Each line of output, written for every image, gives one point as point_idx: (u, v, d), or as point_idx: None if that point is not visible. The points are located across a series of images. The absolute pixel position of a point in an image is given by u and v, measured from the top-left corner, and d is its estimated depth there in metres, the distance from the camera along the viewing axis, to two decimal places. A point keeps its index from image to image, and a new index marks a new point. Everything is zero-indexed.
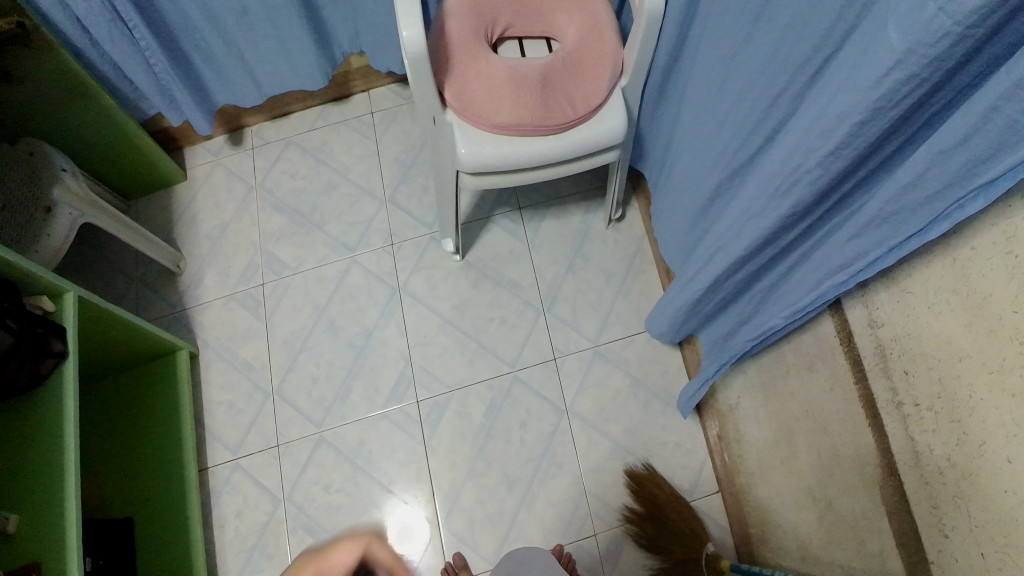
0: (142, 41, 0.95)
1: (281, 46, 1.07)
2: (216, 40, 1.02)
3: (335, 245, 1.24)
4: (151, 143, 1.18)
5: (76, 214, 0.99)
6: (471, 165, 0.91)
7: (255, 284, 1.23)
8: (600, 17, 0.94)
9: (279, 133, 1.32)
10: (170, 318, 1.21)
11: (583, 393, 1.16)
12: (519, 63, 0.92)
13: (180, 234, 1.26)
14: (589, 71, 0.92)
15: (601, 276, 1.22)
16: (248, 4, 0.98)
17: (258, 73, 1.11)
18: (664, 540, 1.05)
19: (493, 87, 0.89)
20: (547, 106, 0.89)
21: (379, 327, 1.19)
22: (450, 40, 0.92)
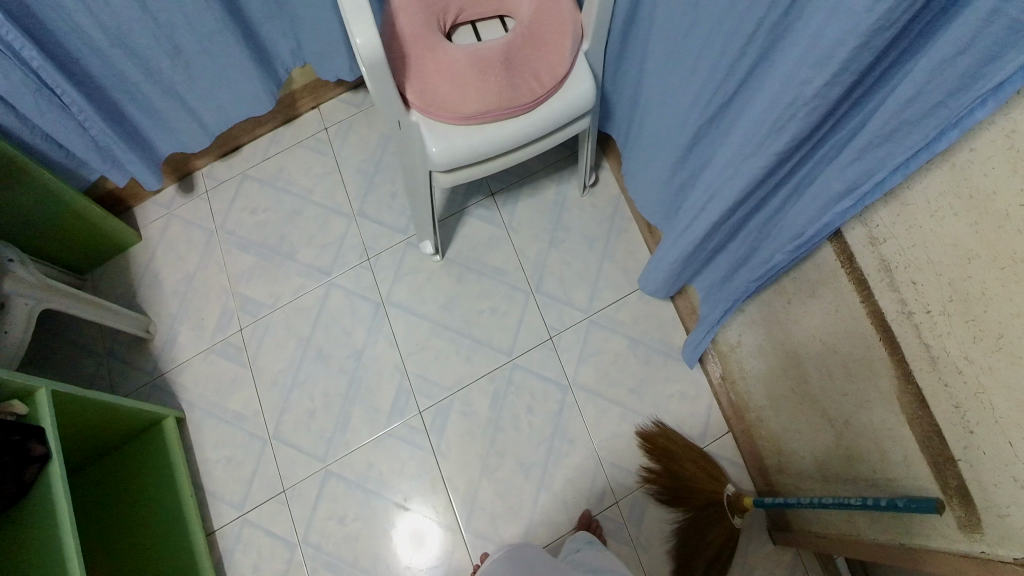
0: (73, 105, 0.88)
1: (223, 78, 1.00)
2: (151, 88, 0.94)
3: (308, 272, 1.21)
4: (101, 212, 1.11)
5: (31, 300, 0.94)
6: (443, 163, 0.89)
7: (232, 331, 1.18)
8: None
9: (231, 169, 1.27)
10: (150, 386, 1.15)
11: (584, 363, 1.15)
12: (478, 48, 0.90)
13: (144, 297, 1.20)
14: (551, 43, 0.90)
15: (584, 244, 1.21)
16: (182, 43, 0.91)
17: (200, 112, 1.03)
18: (684, 491, 1.07)
19: (455, 79, 0.87)
20: (515, 87, 0.88)
21: (368, 345, 1.16)
22: (403, 37, 0.89)
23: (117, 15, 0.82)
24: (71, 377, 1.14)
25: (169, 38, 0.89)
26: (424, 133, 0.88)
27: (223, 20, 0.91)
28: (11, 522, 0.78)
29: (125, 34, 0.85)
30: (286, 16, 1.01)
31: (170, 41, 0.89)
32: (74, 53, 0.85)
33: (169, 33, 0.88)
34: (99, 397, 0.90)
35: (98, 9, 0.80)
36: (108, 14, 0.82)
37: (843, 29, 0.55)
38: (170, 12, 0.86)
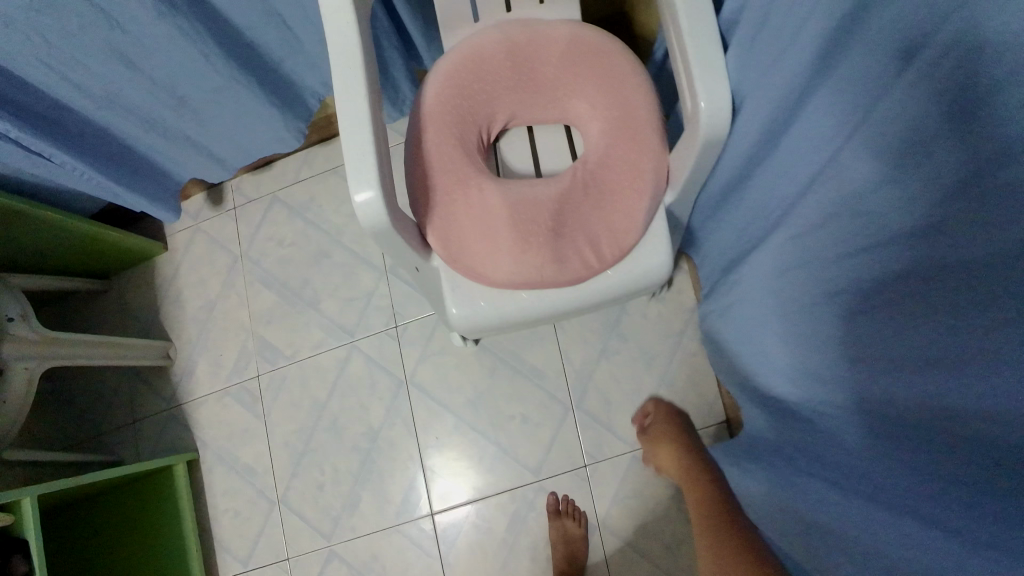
0: (66, 164, 0.87)
1: (214, 98, 0.91)
2: (136, 126, 0.91)
3: (331, 327, 1.14)
4: (114, 232, 1.13)
5: (29, 364, 0.98)
6: (466, 327, 0.75)
7: (249, 375, 1.18)
8: (640, 113, 0.70)
9: (260, 188, 1.21)
10: (166, 414, 1.21)
11: (617, 504, 0.99)
12: (524, 191, 0.71)
13: (167, 318, 1.24)
14: (622, 197, 0.69)
15: (639, 360, 1.02)
16: (185, 95, 0.89)
17: (194, 134, 0.98)
18: None
19: (486, 232, 0.70)
20: (561, 256, 0.69)
21: (385, 427, 1.09)
22: (433, 161, 0.72)
23: (104, 79, 0.81)
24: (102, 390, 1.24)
25: (170, 92, 0.88)
26: (443, 290, 0.74)
27: (228, 74, 0.87)
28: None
29: (118, 95, 0.85)
30: (309, 55, 0.93)
31: (171, 94, 0.88)
32: (60, 107, 0.83)
33: (170, 88, 0.87)
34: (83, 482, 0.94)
35: (74, 76, 0.79)
36: (71, 70, 0.78)
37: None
38: (177, 77, 0.85)
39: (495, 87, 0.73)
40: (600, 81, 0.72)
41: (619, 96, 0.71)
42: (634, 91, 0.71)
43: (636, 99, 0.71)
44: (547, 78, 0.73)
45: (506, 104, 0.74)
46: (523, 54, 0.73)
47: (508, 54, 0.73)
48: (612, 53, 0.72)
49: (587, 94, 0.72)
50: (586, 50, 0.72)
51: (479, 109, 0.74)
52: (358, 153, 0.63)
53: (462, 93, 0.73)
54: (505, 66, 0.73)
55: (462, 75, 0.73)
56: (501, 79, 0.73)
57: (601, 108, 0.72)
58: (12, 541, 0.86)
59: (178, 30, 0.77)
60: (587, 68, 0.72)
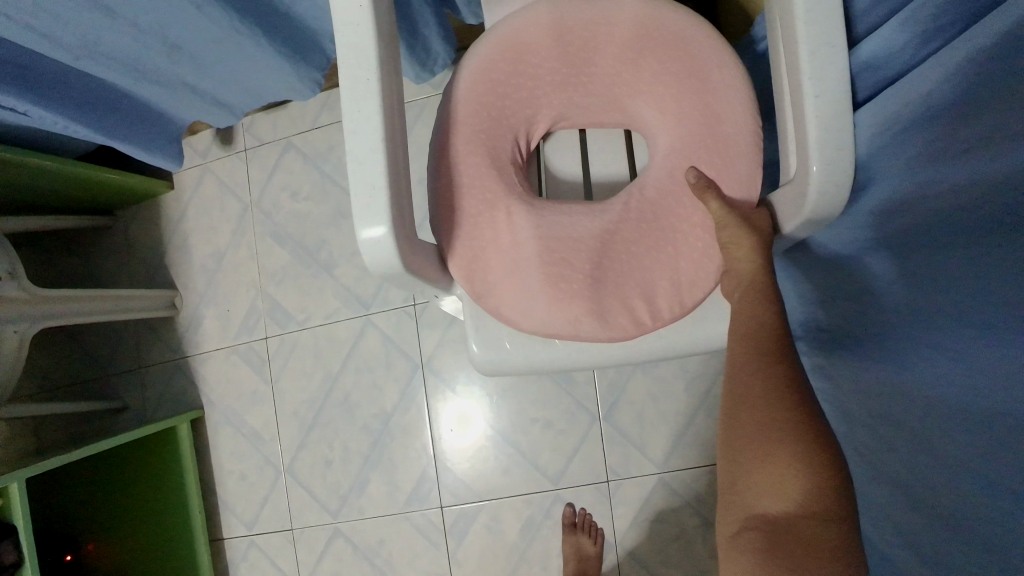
0: (43, 117, 0.75)
1: (215, 46, 0.75)
2: (128, 77, 0.76)
3: (346, 297, 1.04)
4: (116, 175, 0.98)
5: (24, 326, 0.86)
6: (486, 369, 0.61)
7: (258, 336, 1.07)
8: (728, 129, 0.53)
9: (275, 131, 1.07)
10: (172, 365, 1.11)
11: (636, 526, 0.92)
12: (563, 218, 0.55)
13: (173, 262, 1.12)
14: (689, 238, 0.54)
15: (679, 379, 0.93)
16: (179, 42, 0.73)
17: (195, 81, 0.82)
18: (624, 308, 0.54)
19: (513, 272, 0.54)
20: (603, 308, 0.54)
21: (398, 411, 1.02)
22: (456, 180, 0.55)
23: (77, 26, 0.66)
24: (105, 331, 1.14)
25: (161, 38, 0.71)
26: (465, 325, 0.60)
27: (229, 25, 0.70)
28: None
29: (96, 40, 0.69)
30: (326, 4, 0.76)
31: (163, 41, 0.72)
32: (29, 53, 0.69)
33: (157, 33, 0.70)
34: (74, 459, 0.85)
35: (39, 22, 0.64)
36: (33, 15, 0.63)
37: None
38: (166, 23, 0.69)
39: (538, 81, 0.57)
40: (677, 81, 0.54)
41: (701, 104, 0.54)
42: (721, 97, 0.53)
43: (723, 110, 0.53)
44: (606, 73, 0.56)
45: (553, 103, 0.58)
46: (575, 40, 0.56)
47: (557, 38, 0.56)
48: (694, 41, 0.54)
49: (658, 96, 0.55)
50: (659, 36, 0.55)
51: (518, 110, 0.57)
52: (368, 178, 0.46)
53: (496, 89, 0.56)
54: (553, 54, 0.56)
55: (499, 64, 0.56)
56: (546, 71, 0.56)
57: (674, 118, 0.55)
58: (4, 523, 0.76)
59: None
60: (659, 61, 0.55)
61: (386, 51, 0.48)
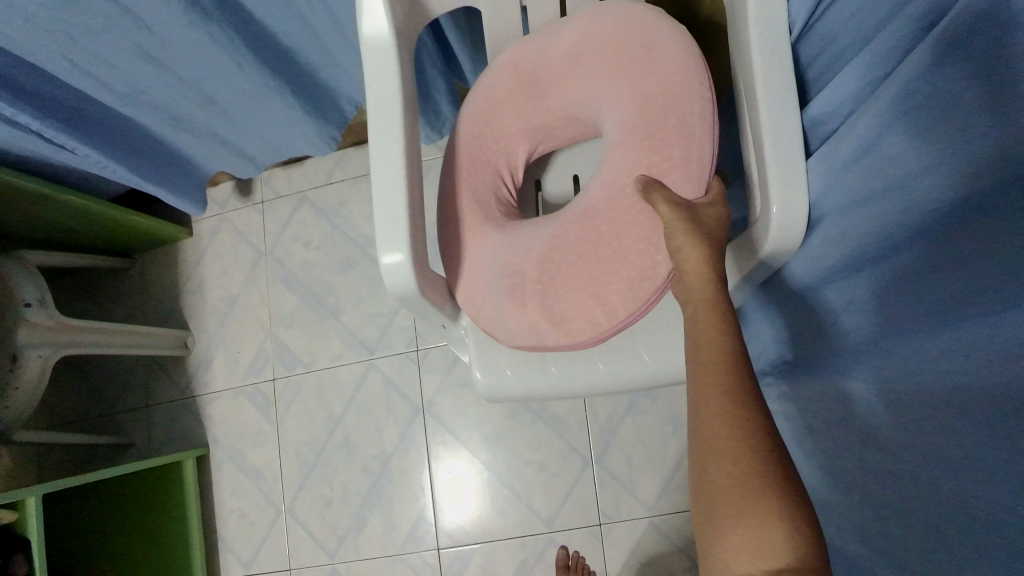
0: (88, 156, 0.81)
1: (246, 99, 0.82)
2: (172, 128, 0.84)
3: (350, 341, 1.08)
4: (140, 218, 1.04)
5: (46, 352, 0.90)
6: (489, 394, 0.66)
7: (265, 377, 1.11)
8: (673, 117, 0.52)
9: (290, 185, 1.13)
10: (180, 405, 1.14)
11: (627, 570, 0.95)
12: (516, 237, 0.58)
13: (187, 306, 1.17)
14: (633, 232, 0.52)
15: (667, 423, 0.97)
16: (216, 95, 0.81)
17: (225, 133, 0.89)
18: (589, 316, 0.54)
19: (484, 292, 0.58)
20: (552, 314, 0.55)
21: (398, 452, 1.05)
22: (454, 220, 0.60)
23: (128, 75, 0.73)
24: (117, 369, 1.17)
25: (200, 90, 0.79)
26: (469, 350, 0.65)
27: (262, 82, 0.78)
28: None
29: (142, 89, 0.76)
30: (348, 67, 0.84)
31: (201, 94, 0.79)
32: (86, 98, 0.76)
33: (198, 86, 0.78)
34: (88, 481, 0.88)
35: (96, 70, 0.71)
36: (91, 64, 0.70)
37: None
38: (205, 77, 0.76)
39: (509, 115, 0.61)
40: (622, 83, 0.55)
41: (643, 98, 0.53)
42: (664, 85, 0.53)
43: (670, 98, 0.53)
44: (563, 94, 0.59)
45: (524, 132, 0.61)
46: (532, 69, 0.60)
47: (516, 75, 0.60)
48: (636, 38, 0.55)
49: (607, 99, 0.56)
50: (599, 40, 0.57)
51: (494, 145, 0.61)
52: (389, 211, 0.53)
53: (476, 129, 0.61)
54: (513, 88, 0.60)
55: (475, 110, 0.62)
56: (511, 103, 0.61)
57: (620, 117, 0.55)
58: (16, 537, 0.79)
59: (207, 37, 0.69)
60: (606, 62, 0.56)
61: (405, 105, 0.55)
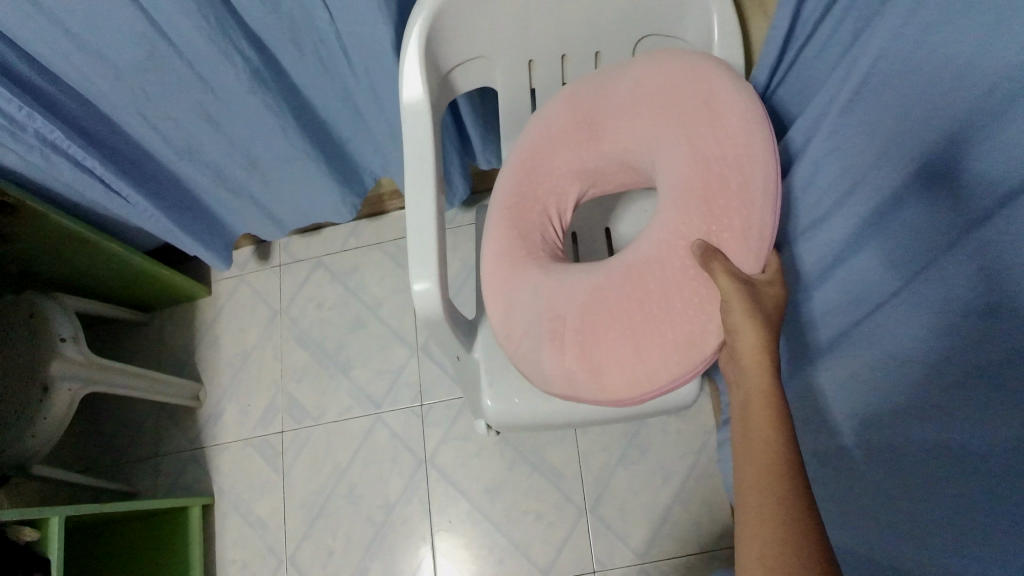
0: (139, 206, 0.90)
1: (283, 164, 0.93)
2: (222, 190, 0.95)
3: (359, 396, 1.14)
4: (166, 271, 1.11)
5: (75, 385, 0.96)
6: (497, 419, 0.77)
7: (273, 430, 1.15)
8: (733, 182, 0.56)
9: (308, 251, 1.21)
10: (188, 455, 1.17)
11: None
12: (563, 282, 0.62)
13: (201, 360, 1.20)
14: (683, 295, 0.56)
15: (657, 474, 1.03)
16: (258, 158, 0.91)
17: (259, 195, 0.99)
18: (623, 371, 0.58)
19: (523, 330, 0.62)
20: (591, 366, 0.59)
21: (400, 502, 1.09)
22: (495, 246, 0.66)
23: (188, 133, 0.83)
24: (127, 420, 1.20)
25: (246, 152, 0.89)
26: (482, 382, 0.76)
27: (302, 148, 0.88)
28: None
29: (196, 147, 0.86)
30: (376, 139, 0.95)
31: (245, 156, 0.90)
32: (144, 153, 0.86)
33: (245, 148, 0.88)
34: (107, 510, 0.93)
35: (163, 126, 0.81)
36: (158, 122, 0.80)
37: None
38: (252, 138, 0.87)
39: (556, 155, 0.67)
40: (687, 138, 0.59)
41: (707, 159, 0.57)
42: (729, 149, 0.57)
43: (732, 161, 0.57)
44: (617, 135, 0.65)
45: (574, 171, 0.67)
46: (589, 109, 0.65)
47: (574, 114, 0.66)
48: (707, 99, 0.59)
49: (666, 151, 0.61)
50: (663, 94, 0.62)
51: (543, 182, 0.67)
52: (420, 246, 0.67)
53: (524, 164, 0.67)
54: (569, 129, 0.66)
55: (528, 142, 0.68)
56: (564, 141, 0.66)
57: (676, 171, 0.59)
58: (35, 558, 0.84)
59: (261, 103, 0.80)
60: (671, 118, 0.61)
61: None
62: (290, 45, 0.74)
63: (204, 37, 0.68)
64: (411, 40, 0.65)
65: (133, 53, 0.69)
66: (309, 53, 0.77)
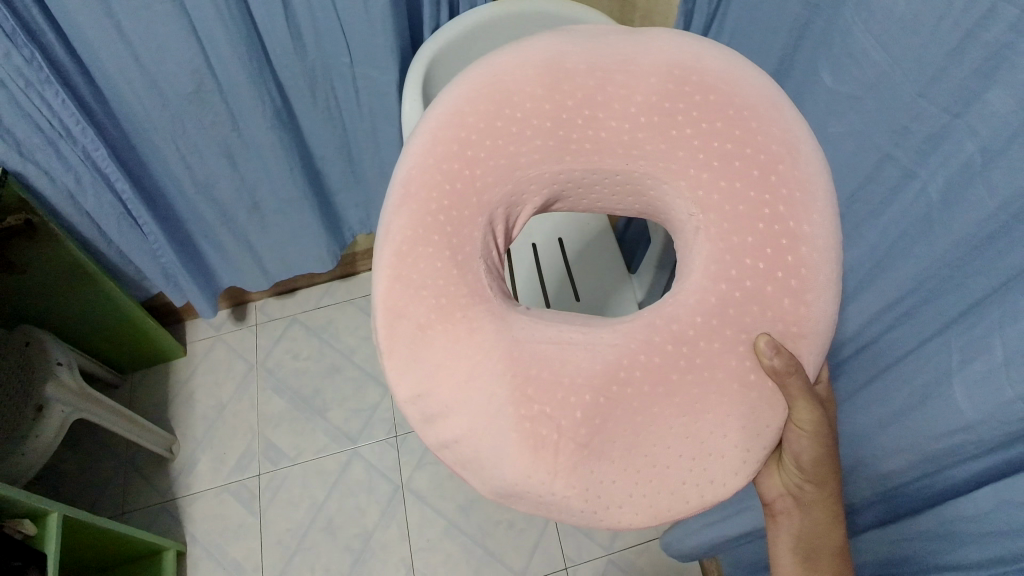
0: (150, 234, 1.01)
1: (282, 211, 1.08)
2: (226, 233, 1.08)
3: (336, 434, 1.19)
4: (141, 313, 1.16)
5: (67, 409, 1.01)
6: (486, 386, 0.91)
7: (250, 473, 1.17)
8: (808, 265, 0.50)
9: (283, 309, 1.30)
10: (158, 508, 1.14)
11: None
12: (561, 371, 0.52)
13: (175, 416, 1.22)
14: (724, 401, 0.51)
15: None
16: (260, 201, 1.05)
17: (255, 242, 1.12)
18: (619, 483, 0.50)
19: (482, 419, 0.51)
20: (586, 485, 0.50)
21: (379, 528, 1.12)
22: (406, 261, 0.54)
23: (207, 169, 0.98)
24: (89, 481, 1.15)
25: (251, 195, 1.04)
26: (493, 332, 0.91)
27: (304, 190, 1.05)
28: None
29: (211, 185, 1.00)
30: (361, 190, 1.14)
31: (250, 197, 1.04)
32: (161, 187, 1.00)
33: (251, 191, 1.03)
34: (99, 526, 0.95)
35: (190, 159, 0.96)
36: (184, 156, 0.95)
37: (974, 412, 0.45)
38: (261, 181, 1.02)
39: (516, 147, 0.54)
40: (748, 195, 0.51)
41: (779, 228, 0.50)
42: (807, 226, 0.50)
43: (808, 240, 0.50)
44: (613, 130, 0.54)
45: (538, 179, 0.56)
46: (586, 101, 0.53)
47: (556, 97, 0.53)
48: (787, 152, 0.50)
49: (700, 191, 0.52)
50: (710, 107, 0.52)
51: (489, 185, 0.54)
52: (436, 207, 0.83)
53: (461, 156, 0.54)
54: (544, 122, 0.54)
55: (475, 123, 0.54)
56: (534, 134, 0.54)
57: (721, 224, 0.52)
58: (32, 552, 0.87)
59: (277, 140, 0.96)
60: (720, 156, 0.52)
61: None
62: (306, 92, 0.94)
63: (246, 74, 0.86)
64: (415, 80, 0.85)
65: (185, 85, 0.86)
66: (320, 104, 0.96)
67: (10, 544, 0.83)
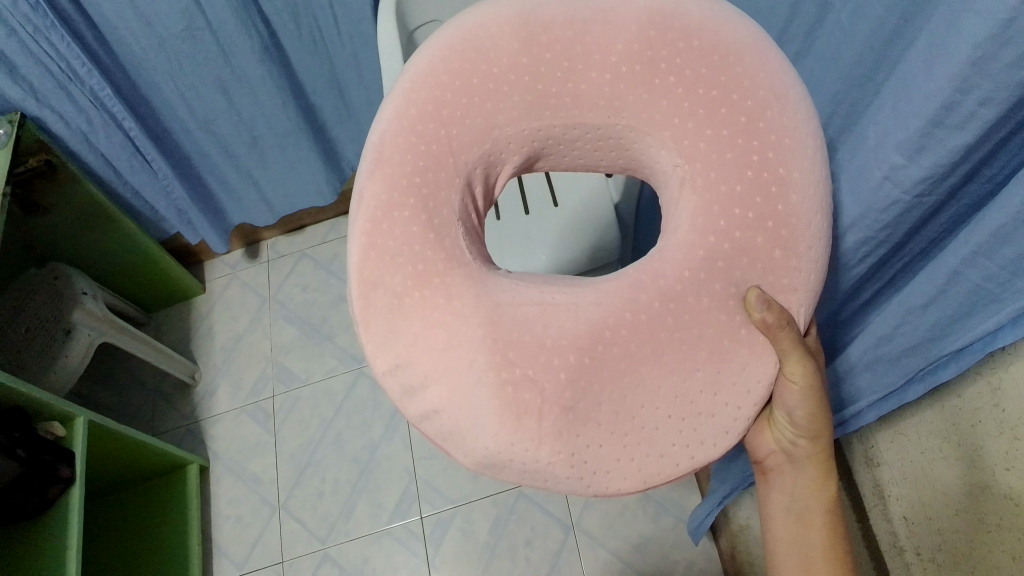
0: (160, 170, 1.09)
1: (281, 144, 1.14)
2: (229, 167, 1.15)
3: (344, 357, 1.26)
4: (160, 251, 1.24)
5: (92, 333, 1.10)
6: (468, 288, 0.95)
7: (265, 396, 1.25)
8: (798, 214, 0.50)
9: (292, 246, 1.38)
10: (184, 430, 1.23)
11: (591, 507, 1.10)
12: (544, 335, 0.54)
13: (197, 346, 1.31)
14: (695, 358, 0.52)
15: None
16: (260, 136, 1.12)
17: (258, 176, 1.19)
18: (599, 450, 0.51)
19: (463, 389, 0.53)
20: (574, 451, 0.51)
21: (383, 442, 1.18)
22: (381, 224, 0.55)
23: (203, 107, 1.05)
24: (122, 408, 1.24)
25: (251, 131, 1.11)
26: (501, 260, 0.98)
27: (299, 123, 1.12)
28: (30, 538, 0.92)
29: (212, 121, 1.07)
30: (354, 122, 1.21)
31: (249, 132, 1.11)
32: (165, 127, 1.07)
33: (249, 127, 1.10)
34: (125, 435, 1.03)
35: (191, 96, 1.03)
36: (185, 93, 1.02)
37: (860, 207, 0.50)
38: (258, 119, 1.09)
39: (494, 104, 0.55)
40: (735, 143, 0.52)
41: (768, 175, 0.51)
42: (798, 173, 0.50)
43: (799, 186, 0.50)
44: (594, 81, 0.55)
45: (518, 136, 0.57)
46: (564, 53, 0.54)
47: (533, 49, 0.54)
48: (774, 97, 0.51)
49: (685, 140, 0.54)
50: (692, 52, 0.52)
51: (468, 145, 0.56)
52: None
53: (438, 116, 0.55)
54: (522, 77, 0.55)
55: (452, 81, 0.55)
56: (512, 89, 0.55)
57: (708, 174, 0.53)
58: (60, 449, 0.95)
59: (269, 74, 1.02)
60: (705, 101, 0.52)
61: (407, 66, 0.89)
62: (292, 24, 1.00)
63: (231, 9, 0.92)
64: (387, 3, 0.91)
65: (177, 24, 0.92)
66: (307, 35, 1.02)
67: (38, 440, 0.92)
